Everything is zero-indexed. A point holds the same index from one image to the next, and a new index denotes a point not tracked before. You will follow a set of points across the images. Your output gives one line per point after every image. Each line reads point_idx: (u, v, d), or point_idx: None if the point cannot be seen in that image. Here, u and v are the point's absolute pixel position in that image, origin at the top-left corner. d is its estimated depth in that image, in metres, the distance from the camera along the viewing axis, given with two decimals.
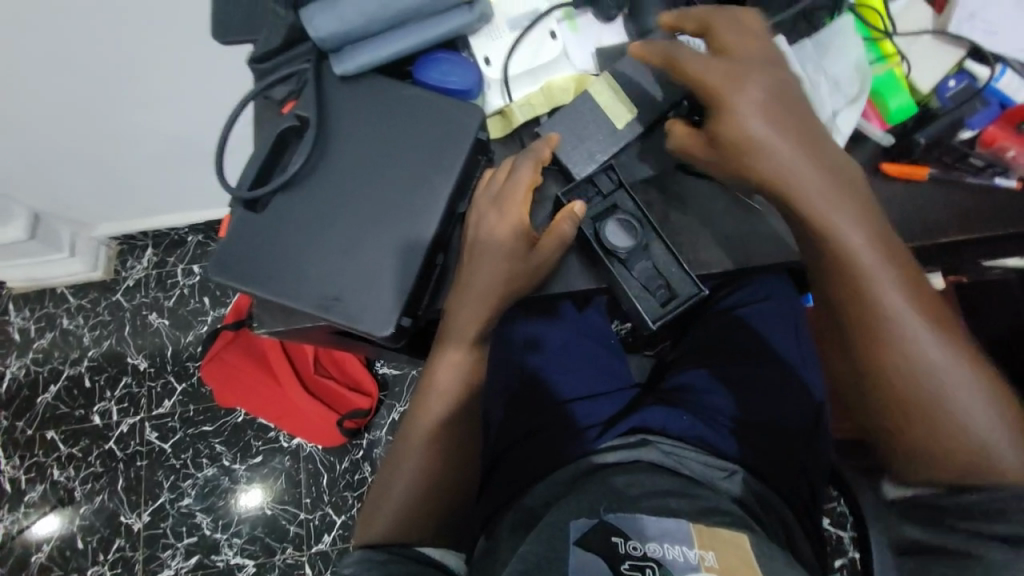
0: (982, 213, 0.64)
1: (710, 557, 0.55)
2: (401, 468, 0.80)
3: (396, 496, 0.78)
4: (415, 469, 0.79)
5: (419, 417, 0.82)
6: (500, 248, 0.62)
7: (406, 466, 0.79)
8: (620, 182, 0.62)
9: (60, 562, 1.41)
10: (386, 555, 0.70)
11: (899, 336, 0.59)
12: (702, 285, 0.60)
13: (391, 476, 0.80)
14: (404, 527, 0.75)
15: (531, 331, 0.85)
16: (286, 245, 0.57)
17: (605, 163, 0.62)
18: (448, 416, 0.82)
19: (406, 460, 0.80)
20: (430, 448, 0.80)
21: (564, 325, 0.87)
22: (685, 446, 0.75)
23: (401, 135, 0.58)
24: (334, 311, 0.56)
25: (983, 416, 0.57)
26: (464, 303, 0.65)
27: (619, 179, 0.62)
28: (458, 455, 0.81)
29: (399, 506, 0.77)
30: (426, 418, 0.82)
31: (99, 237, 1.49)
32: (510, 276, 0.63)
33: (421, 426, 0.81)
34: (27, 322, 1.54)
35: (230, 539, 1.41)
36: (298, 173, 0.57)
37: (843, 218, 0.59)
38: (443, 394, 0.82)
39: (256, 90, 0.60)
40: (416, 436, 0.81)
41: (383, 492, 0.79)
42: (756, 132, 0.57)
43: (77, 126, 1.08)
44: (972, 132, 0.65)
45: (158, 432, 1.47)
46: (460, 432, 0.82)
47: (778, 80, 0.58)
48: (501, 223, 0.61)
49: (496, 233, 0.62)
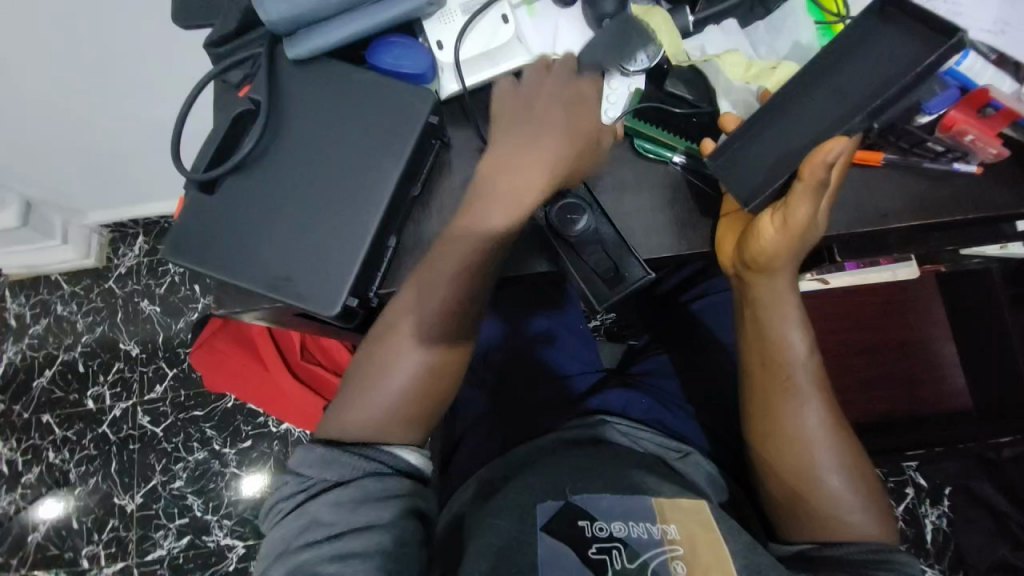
0: (937, 198, 0.67)
1: (672, 529, 0.60)
2: (378, 363, 0.65)
3: (366, 399, 0.64)
4: (394, 384, 0.64)
5: (400, 331, 0.64)
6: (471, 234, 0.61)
7: (382, 364, 0.65)
8: None
9: (56, 541, 1.45)
10: (357, 466, 0.59)
11: (797, 419, 0.63)
12: (649, 268, 0.62)
13: (362, 372, 0.66)
14: (372, 426, 0.63)
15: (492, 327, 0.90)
16: (238, 226, 0.58)
17: None
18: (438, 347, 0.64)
19: (390, 363, 0.65)
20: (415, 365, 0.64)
21: (569, 323, 0.94)
22: (636, 424, 0.78)
23: (352, 118, 0.59)
24: (283, 290, 0.57)
25: (851, 492, 0.63)
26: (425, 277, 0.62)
27: None
28: (444, 383, 0.66)
29: (368, 405, 0.64)
30: (405, 334, 0.64)
31: (91, 225, 1.51)
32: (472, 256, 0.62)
33: (403, 338, 0.64)
34: (23, 308, 1.56)
35: (220, 521, 1.44)
36: (249, 154, 0.58)
37: (781, 311, 0.63)
38: (432, 312, 0.63)
39: (212, 73, 0.61)
40: (397, 345, 0.64)
41: (352, 390, 0.66)
42: (794, 214, 0.57)
43: (51, 113, 1.08)
44: (930, 117, 0.62)
45: (151, 416, 1.50)
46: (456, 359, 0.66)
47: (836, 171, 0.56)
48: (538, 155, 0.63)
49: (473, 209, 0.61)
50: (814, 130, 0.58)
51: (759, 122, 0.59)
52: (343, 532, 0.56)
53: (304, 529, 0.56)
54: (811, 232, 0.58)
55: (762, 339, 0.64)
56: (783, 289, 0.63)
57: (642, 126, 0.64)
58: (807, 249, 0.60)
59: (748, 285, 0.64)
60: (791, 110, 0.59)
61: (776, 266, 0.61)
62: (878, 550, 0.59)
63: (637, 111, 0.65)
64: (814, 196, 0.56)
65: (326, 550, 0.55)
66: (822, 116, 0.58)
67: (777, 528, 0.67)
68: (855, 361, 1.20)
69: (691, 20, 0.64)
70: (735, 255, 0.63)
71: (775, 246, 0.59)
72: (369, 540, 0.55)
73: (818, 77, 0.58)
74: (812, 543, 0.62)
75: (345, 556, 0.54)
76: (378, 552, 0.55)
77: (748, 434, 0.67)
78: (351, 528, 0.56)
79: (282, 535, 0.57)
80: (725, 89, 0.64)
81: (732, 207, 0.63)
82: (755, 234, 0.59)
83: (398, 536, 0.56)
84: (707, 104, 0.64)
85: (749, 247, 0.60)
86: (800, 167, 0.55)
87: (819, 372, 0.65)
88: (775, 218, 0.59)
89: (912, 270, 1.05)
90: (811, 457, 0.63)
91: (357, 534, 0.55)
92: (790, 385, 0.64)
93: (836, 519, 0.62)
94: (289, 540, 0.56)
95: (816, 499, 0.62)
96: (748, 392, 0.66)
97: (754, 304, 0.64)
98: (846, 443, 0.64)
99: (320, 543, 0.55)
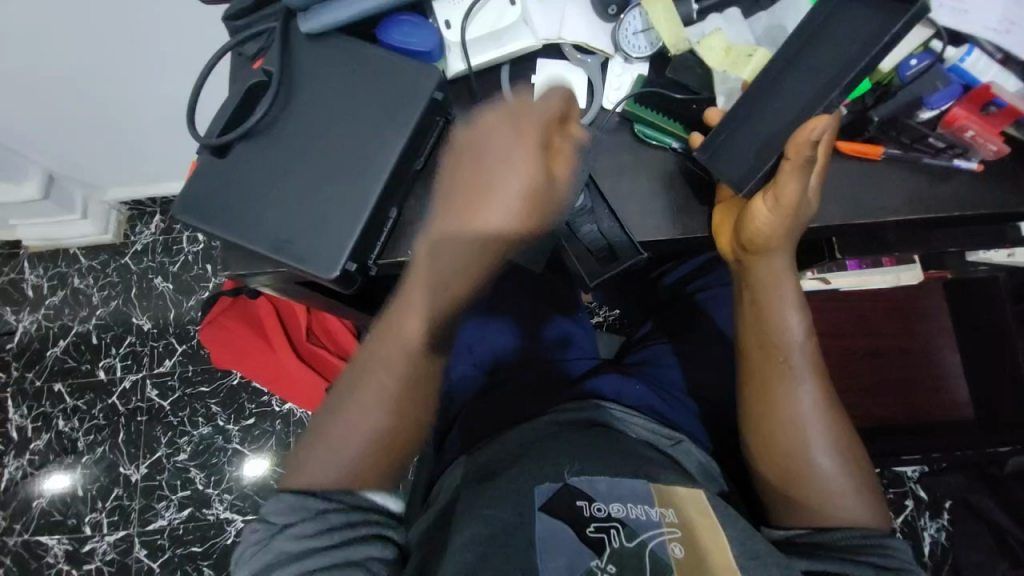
0: (938, 195, 0.67)
1: (670, 513, 0.61)
2: (341, 415, 0.68)
3: (334, 451, 0.66)
4: (358, 435, 0.67)
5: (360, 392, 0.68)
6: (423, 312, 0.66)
7: (346, 410, 0.68)
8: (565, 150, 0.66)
9: (60, 508, 1.50)
10: (318, 507, 0.63)
11: (792, 401, 0.64)
12: (641, 249, 0.66)
13: (324, 428, 0.68)
14: (343, 473, 0.66)
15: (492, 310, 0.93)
16: (245, 190, 0.61)
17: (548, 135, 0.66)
18: (401, 403, 0.69)
19: (367, 387, 0.68)
20: (380, 419, 0.68)
21: (583, 323, 0.97)
22: (628, 409, 0.79)
23: (359, 92, 0.61)
24: (285, 252, 0.60)
25: (843, 475, 0.63)
26: (384, 348, 0.68)
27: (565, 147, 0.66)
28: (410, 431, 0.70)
29: (333, 446, 0.67)
30: (365, 395, 0.68)
31: (110, 201, 1.55)
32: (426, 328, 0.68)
33: (367, 386, 0.68)
34: (40, 280, 1.61)
35: (221, 495, 1.47)
36: (259, 122, 0.61)
37: (778, 292, 0.64)
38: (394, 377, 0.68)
39: (229, 44, 0.63)
40: (359, 403, 0.68)
41: (321, 430, 0.69)
42: (781, 191, 0.58)
43: (78, 89, 1.12)
44: (932, 112, 0.64)
45: (159, 389, 1.54)
46: (420, 411, 0.70)
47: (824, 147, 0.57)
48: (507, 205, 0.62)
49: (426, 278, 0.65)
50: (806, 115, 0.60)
51: (743, 110, 0.62)
52: (309, 556, 0.60)
53: (270, 562, 0.59)
54: (802, 212, 0.59)
55: (758, 322, 0.65)
56: (780, 273, 0.64)
57: (641, 111, 0.66)
58: (801, 229, 0.61)
59: (747, 268, 0.65)
60: (775, 96, 0.61)
61: (773, 246, 0.61)
62: (868, 536, 0.60)
63: (638, 95, 0.66)
64: (801, 172, 0.56)
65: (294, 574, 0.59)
66: (798, 97, 0.60)
67: (770, 514, 0.67)
68: (859, 366, 1.19)
69: (695, 8, 0.65)
70: (733, 239, 0.64)
71: (770, 226, 0.60)
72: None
73: (806, 62, 0.60)
74: (805, 529, 0.63)
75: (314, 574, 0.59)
76: (347, 567, 0.60)
77: (746, 420, 0.67)
78: (318, 552, 0.60)
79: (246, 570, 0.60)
80: (720, 77, 0.65)
81: (726, 194, 0.65)
82: (750, 215, 0.60)
83: (363, 554, 0.61)
84: (708, 91, 0.66)
85: (745, 227, 0.61)
86: (787, 146, 0.57)
87: (814, 354, 0.65)
88: (765, 198, 0.59)
89: (916, 274, 1.03)
90: (805, 440, 0.64)
91: (324, 555, 0.60)
92: (786, 367, 0.64)
93: (829, 502, 0.63)
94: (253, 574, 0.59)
95: (809, 482, 0.63)
96: (744, 376, 0.67)
97: (752, 287, 0.65)
98: (839, 426, 0.65)
99: (288, 567, 0.59)
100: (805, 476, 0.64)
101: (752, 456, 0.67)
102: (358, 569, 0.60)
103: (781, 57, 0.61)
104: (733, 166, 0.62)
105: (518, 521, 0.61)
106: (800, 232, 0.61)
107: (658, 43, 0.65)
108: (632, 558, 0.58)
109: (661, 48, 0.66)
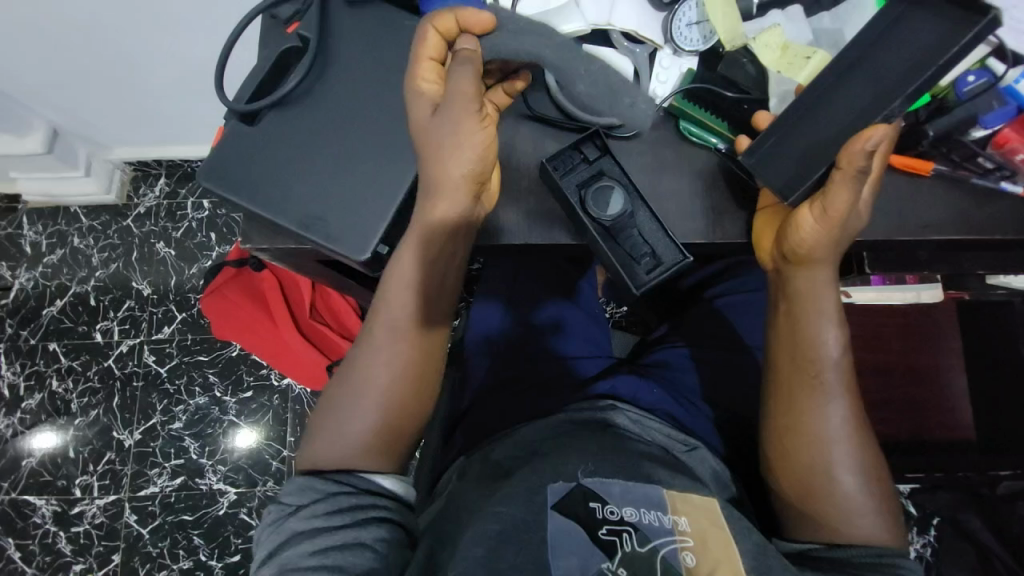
0: (981, 216, 0.66)
1: (683, 522, 0.60)
2: (337, 406, 0.65)
3: (326, 436, 0.64)
4: (350, 423, 0.64)
5: (353, 377, 0.65)
6: (416, 283, 0.62)
7: (341, 400, 0.65)
8: (604, 149, 0.64)
9: (50, 468, 1.48)
10: (327, 489, 0.62)
11: (819, 417, 0.63)
12: (685, 252, 0.63)
13: (319, 417, 0.66)
14: (339, 457, 0.64)
15: (508, 298, 0.92)
16: (274, 160, 0.59)
17: (589, 131, 0.65)
18: (396, 381, 0.64)
19: (362, 372, 0.65)
20: (373, 397, 0.64)
21: (597, 320, 0.96)
22: (644, 412, 0.77)
23: (400, 69, 0.60)
24: (313, 230, 0.59)
25: (864, 494, 0.63)
26: (376, 332, 0.65)
27: (603, 145, 0.64)
28: (411, 403, 0.66)
29: (332, 441, 0.64)
30: (357, 381, 0.65)
31: (115, 161, 1.51)
32: (419, 301, 0.63)
33: (361, 374, 0.65)
34: (39, 237, 1.57)
35: (214, 466, 1.46)
36: (294, 91, 0.59)
37: (818, 304, 0.62)
38: (385, 351, 0.64)
39: (263, 5, 0.61)
40: (354, 381, 0.65)
41: (317, 423, 0.66)
42: (828, 202, 0.56)
43: (88, 43, 1.07)
44: (986, 131, 0.62)
45: (156, 356, 1.52)
46: (414, 387, 0.65)
47: (881, 157, 0.54)
48: (459, 150, 0.54)
49: (413, 246, 0.60)
50: (856, 123, 0.58)
51: (793, 115, 0.60)
52: (321, 532, 0.59)
53: (283, 543, 0.60)
54: (849, 222, 0.57)
55: (793, 336, 0.64)
56: (820, 283, 0.62)
57: (686, 106, 0.64)
58: (847, 241, 0.59)
59: (788, 278, 0.63)
60: (825, 103, 0.59)
61: (817, 257, 0.60)
62: (884, 554, 0.60)
63: (687, 90, 0.65)
64: (855, 184, 0.54)
65: (306, 546, 0.59)
66: (857, 101, 0.58)
67: (785, 528, 0.67)
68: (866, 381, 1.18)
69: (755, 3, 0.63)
70: (775, 247, 0.63)
71: (815, 237, 0.58)
72: (346, 554, 0.59)
73: (865, 66, 0.58)
74: (822, 544, 0.63)
75: (326, 549, 0.59)
76: (357, 548, 0.59)
77: (767, 433, 0.66)
78: (328, 533, 0.59)
79: (262, 550, 0.60)
80: (775, 79, 0.63)
81: (770, 200, 0.63)
82: (793, 226, 0.59)
83: (370, 538, 0.60)
84: (759, 92, 0.65)
85: (789, 238, 0.59)
86: (839, 156, 0.55)
87: (845, 371, 0.63)
88: (814, 210, 0.58)
89: (935, 292, 1.03)
90: (829, 458, 0.63)
91: (335, 535, 0.59)
92: (817, 382, 0.63)
93: (847, 520, 0.62)
94: (269, 554, 0.60)
95: (830, 498, 0.63)
96: (770, 389, 0.66)
97: (791, 298, 0.63)
98: (864, 444, 0.64)
99: (300, 543, 0.59)
100: (827, 493, 0.63)
101: (770, 472, 0.67)
102: (368, 551, 0.59)
103: (833, 64, 0.59)
104: (782, 173, 0.60)
105: (531, 521, 0.60)
106: (844, 242, 0.59)
107: (712, 38, 0.64)
108: (644, 562, 0.57)
109: (715, 44, 0.64)
